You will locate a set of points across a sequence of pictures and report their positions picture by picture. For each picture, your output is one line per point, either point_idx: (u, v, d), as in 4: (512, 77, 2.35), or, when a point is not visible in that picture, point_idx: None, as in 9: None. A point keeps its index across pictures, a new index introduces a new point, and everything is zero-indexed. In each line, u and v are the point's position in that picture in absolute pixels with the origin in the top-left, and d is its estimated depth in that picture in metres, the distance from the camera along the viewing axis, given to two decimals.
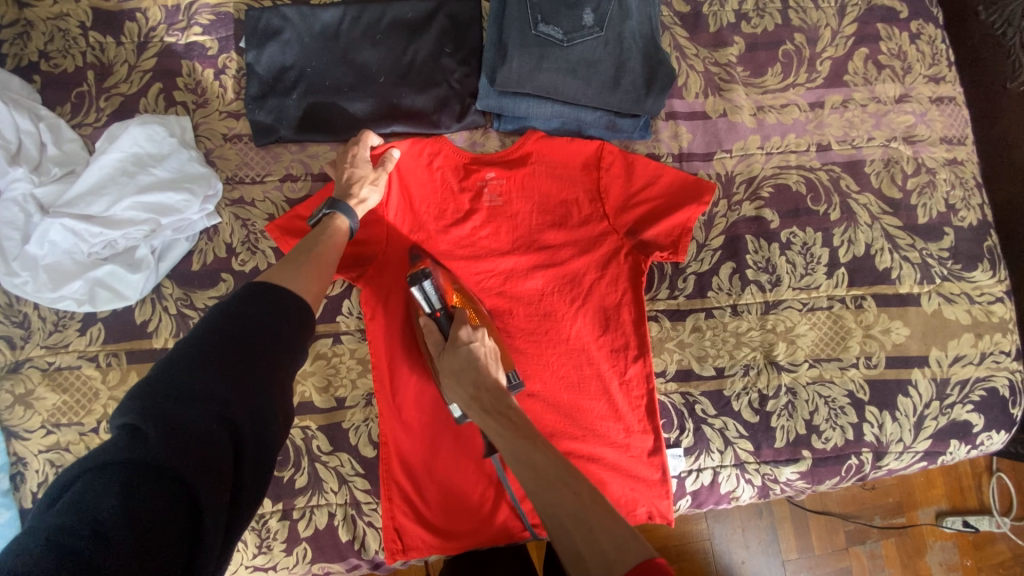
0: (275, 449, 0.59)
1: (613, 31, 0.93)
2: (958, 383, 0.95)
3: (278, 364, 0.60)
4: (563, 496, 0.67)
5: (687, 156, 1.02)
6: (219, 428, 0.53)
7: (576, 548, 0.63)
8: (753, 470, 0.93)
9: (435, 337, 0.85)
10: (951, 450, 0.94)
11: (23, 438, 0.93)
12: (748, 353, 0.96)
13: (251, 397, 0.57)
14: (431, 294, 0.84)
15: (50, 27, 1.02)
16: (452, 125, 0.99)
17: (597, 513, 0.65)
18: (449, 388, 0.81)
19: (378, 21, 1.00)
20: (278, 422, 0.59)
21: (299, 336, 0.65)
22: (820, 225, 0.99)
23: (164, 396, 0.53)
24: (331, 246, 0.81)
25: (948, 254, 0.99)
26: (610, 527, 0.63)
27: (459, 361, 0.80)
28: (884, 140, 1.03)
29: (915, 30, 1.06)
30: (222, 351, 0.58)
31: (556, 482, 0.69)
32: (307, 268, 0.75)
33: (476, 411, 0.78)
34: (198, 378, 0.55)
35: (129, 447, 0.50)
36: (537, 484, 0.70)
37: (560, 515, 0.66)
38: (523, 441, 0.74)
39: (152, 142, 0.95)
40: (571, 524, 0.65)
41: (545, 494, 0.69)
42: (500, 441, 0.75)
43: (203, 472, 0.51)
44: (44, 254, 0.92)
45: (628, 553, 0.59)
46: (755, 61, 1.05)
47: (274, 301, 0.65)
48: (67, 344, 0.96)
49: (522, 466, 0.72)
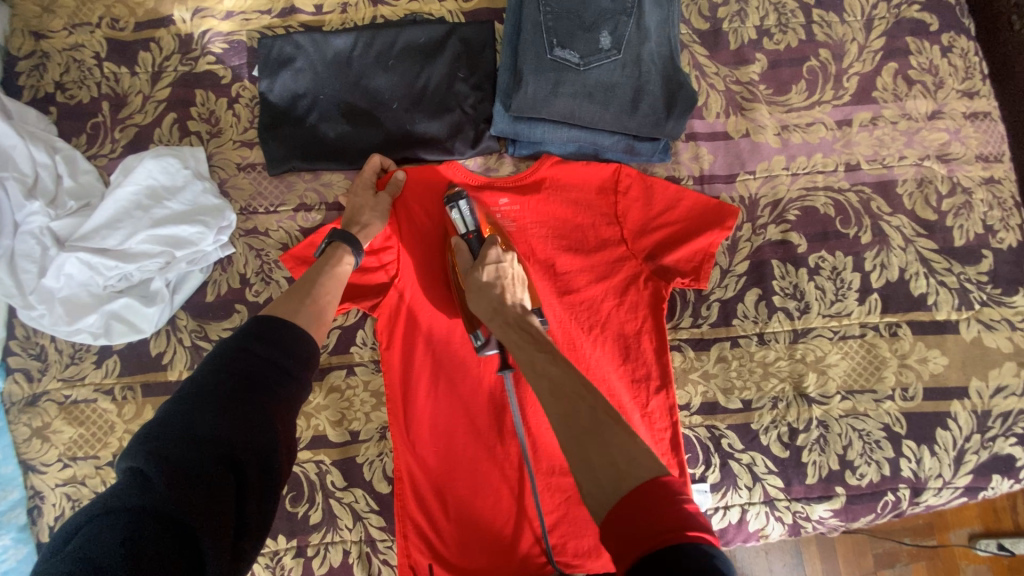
0: (276, 491, 0.58)
1: (632, 53, 0.90)
2: (1000, 415, 0.90)
3: (280, 402, 0.60)
4: (578, 411, 0.66)
5: (708, 178, 0.99)
6: (223, 469, 0.53)
7: (589, 458, 0.62)
8: (783, 507, 0.89)
9: (465, 257, 0.86)
10: (993, 485, 0.89)
11: (40, 472, 0.93)
12: (777, 384, 0.92)
13: (256, 436, 0.57)
14: (467, 216, 0.87)
15: (67, 59, 1.03)
16: (467, 151, 0.97)
17: (611, 427, 0.63)
18: (470, 300, 0.82)
19: (391, 47, 0.98)
20: (282, 461, 0.59)
21: (304, 371, 0.65)
22: (850, 249, 0.95)
23: (169, 439, 0.53)
24: (335, 277, 0.80)
25: (987, 279, 0.94)
26: (624, 442, 0.61)
27: (482, 279, 0.81)
28: (916, 159, 0.99)
29: (946, 43, 1.01)
30: (229, 388, 0.58)
31: (572, 394, 0.68)
32: (310, 299, 0.75)
33: (499, 322, 0.80)
34: (203, 418, 0.55)
35: (133, 492, 0.49)
36: (552, 396, 0.70)
37: (574, 426, 0.65)
38: (545, 354, 0.75)
39: (167, 174, 0.95)
40: (584, 436, 0.64)
41: (559, 401, 0.68)
42: (518, 352, 0.77)
43: (206, 514, 0.50)
44: (60, 287, 0.91)
45: (637, 468, 0.58)
46: (779, 79, 1.01)
47: (278, 335, 0.65)
48: (83, 377, 0.95)
49: (537, 375, 0.73)
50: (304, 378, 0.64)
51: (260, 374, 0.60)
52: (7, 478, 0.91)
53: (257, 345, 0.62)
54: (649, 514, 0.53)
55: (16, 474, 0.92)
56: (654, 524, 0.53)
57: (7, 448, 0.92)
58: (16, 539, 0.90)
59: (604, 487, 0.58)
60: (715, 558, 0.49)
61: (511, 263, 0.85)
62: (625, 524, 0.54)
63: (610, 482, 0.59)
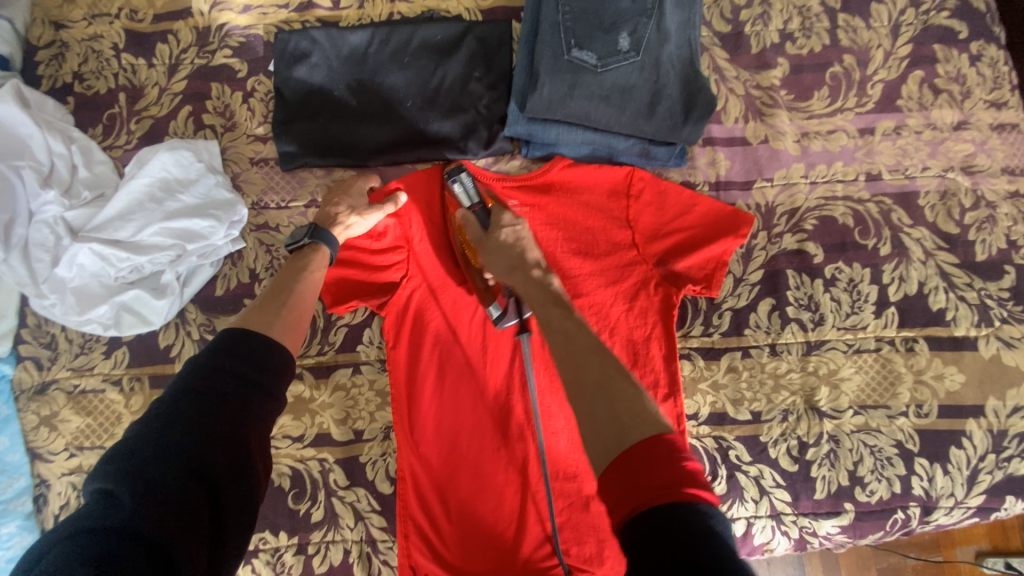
0: (256, 502, 0.58)
1: (651, 56, 0.88)
2: (1017, 436, 0.88)
3: (253, 417, 0.59)
4: (589, 364, 0.67)
5: (724, 184, 0.97)
6: (195, 486, 0.53)
7: (593, 405, 0.63)
8: (789, 522, 0.88)
9: (474, 228, 0.88)
10: (1007, 507, 0.87)
11: (48, 460, 0.94)
12: (787, 397, 0.91)
13: (229, 451, 0.56)
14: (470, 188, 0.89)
15: (84, 49, 1.03)
16: (480, 151, 0.96)
17: (621, 382, 0.64)
18: (489, 262, 0.85)
19: (406, 44, 0.98)
20: (258, 474, 0.59)
21: (276, 384, 0.63)
22: (868, 261, 0.93)
23: (138, 458, 0.53)
24: (312, 285, 0.80)
25: (1009, 295, 0.92)
26: (630, 398, 0.61)
27: (502, 241, 0.85)
28: (940, 170, 0.96)
29: (975, 52, 0.98)
30: (198, 405, 0.57)
31: (586, 349, 0.69)
32: (284, 308, 0.73)
33: (518, 280, 0.83)
34: (173, 435, 0.55)
35: (105, 512, 0.50)
36: (567, 350, 0.71)
37: (583, 379, 0.66)
38: (560, 310, 0.76)
39: (180, 167, 0.95)
40: (594, 387, 0.64)
41: (573, 355, 0.69)
42: (538, 308, 0.78)
43: (179, 533, 0.50)
44: (72, 277, 0.92)
45: (640, 424, 0.58)
46: (801, 85, 0.99)
47: (250, 348, 0.63)
48: (93, 367, 0.96)
49: (555, 329, 0.73)
50: (277, 391, 0.63)
51: (229, 390, 0.59)
52: (15, 465, 0.93)
53: (228, 360, 0.61)
54: (649, 467, 0.53)
55: (23, 462, 0.93)
56: (654, 477, 0.52)
57: (15, 435, 0.94)
58: (20, 527, 0.91)
59: (605, 441, 0.58)
60: (711, 519, 0.49)
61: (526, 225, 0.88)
62: (625, 475, 0.54)
63: (612, 436, 0.58)
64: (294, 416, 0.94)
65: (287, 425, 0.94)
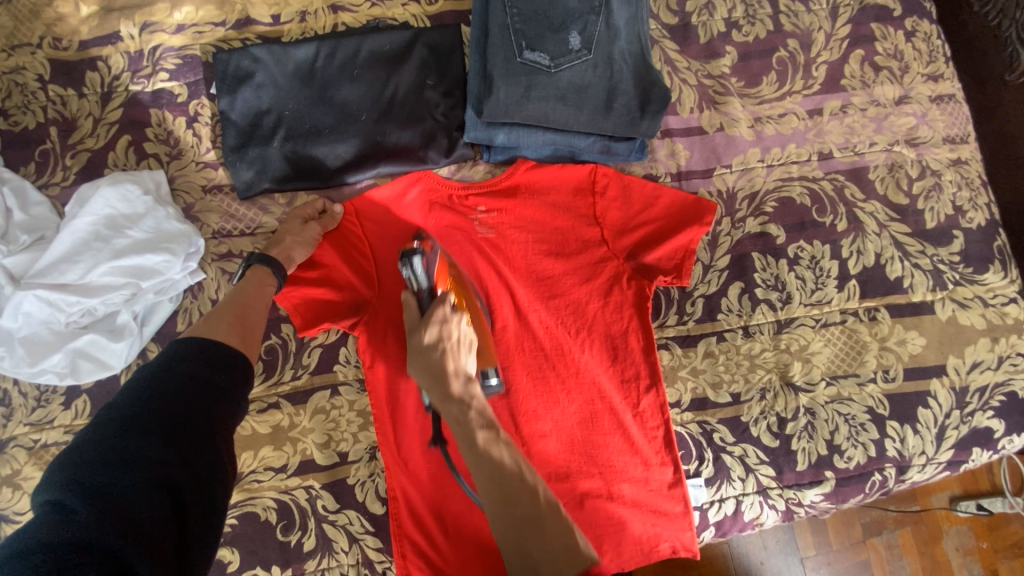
0: (222, 509, 0.56)
1: (602, 53, 0.88)
2: (978, 390, 0.93)
3: (217, 419, 0.58)
4: (517, 500, 0.63)
5: (686, 174, 0.99)
6: (156, 491, 0.50)
7: (527, 549, 0.60)
8: (776, 495, 0.90)
9: (413, 314, 0.79)
10: (973, 458, 0.92)
11: (12, 522, 0.88)
12: (763, 375, 0.93)
13: (191, 454, 0.54)
14: (419, 272, 0.78)
15: (6, 82, 0.97)
16: (441, 161, 0.95)
17: (551, 516, 0.62)
18: (410, 363, 0.74)
19: (354, 55, 0.95)
20: (225, 480, 0.57)
21: (237, 388, 0.62)
22: (827, 237, 0.97)
23: (89, 465, 0.50)
24: (258, 297, 0.77)
25: (959, 258, 0.97)
26: (560, 532, 0.61)
27: (424, 342, 0.74)
28: (886, 145, 1.00)
29: (909, 28, 1.03)
30: (154, 408, 0.55)
31: (513, 482, 0.64)
32: (232, 320, 0.70)
33: (435, 392, 0.72)
34: (126, 442, 0.52)
35: (53, 527, 0.46)
36: (493, 486, 0.65)
37: (512, 518, 0.62)
38: (484, 428, 0.69)
39: (125, 202, 0.90)
40: (522, 525, 0.61)
41: (498, 489, 0.64)
42: (455, 425, 0.70)
43: (142, 542, 0.47)
44: (19, 326, 0.86)
45: (573, 559, 0.59)
46: (749, 71, 1.01)
47: (208, 355, 0.62)
48: (52, 420, 0.91)
49: (479, 457, 0.66)
50: (239, 395, 0.62)
51: (189, 394, 0.57)
52: None
53: (185, 364, 0.59)
54: None
55: None
56: None
57: None
58: None
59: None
60: None
61: (460, 323, 0.76)
62: None
63: None
64: (275, 446, 0.92)
65: (267, 457, 0.92)
